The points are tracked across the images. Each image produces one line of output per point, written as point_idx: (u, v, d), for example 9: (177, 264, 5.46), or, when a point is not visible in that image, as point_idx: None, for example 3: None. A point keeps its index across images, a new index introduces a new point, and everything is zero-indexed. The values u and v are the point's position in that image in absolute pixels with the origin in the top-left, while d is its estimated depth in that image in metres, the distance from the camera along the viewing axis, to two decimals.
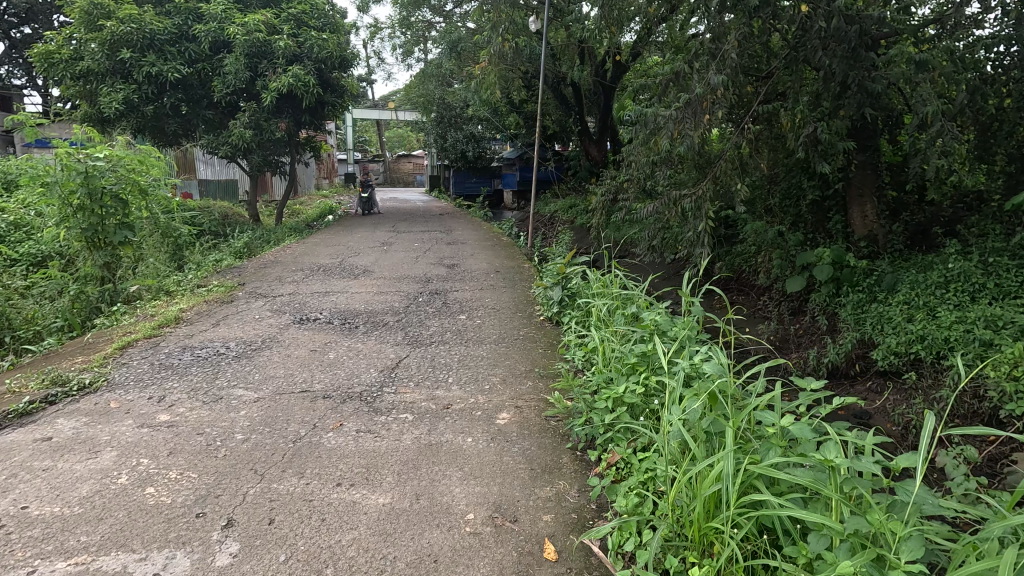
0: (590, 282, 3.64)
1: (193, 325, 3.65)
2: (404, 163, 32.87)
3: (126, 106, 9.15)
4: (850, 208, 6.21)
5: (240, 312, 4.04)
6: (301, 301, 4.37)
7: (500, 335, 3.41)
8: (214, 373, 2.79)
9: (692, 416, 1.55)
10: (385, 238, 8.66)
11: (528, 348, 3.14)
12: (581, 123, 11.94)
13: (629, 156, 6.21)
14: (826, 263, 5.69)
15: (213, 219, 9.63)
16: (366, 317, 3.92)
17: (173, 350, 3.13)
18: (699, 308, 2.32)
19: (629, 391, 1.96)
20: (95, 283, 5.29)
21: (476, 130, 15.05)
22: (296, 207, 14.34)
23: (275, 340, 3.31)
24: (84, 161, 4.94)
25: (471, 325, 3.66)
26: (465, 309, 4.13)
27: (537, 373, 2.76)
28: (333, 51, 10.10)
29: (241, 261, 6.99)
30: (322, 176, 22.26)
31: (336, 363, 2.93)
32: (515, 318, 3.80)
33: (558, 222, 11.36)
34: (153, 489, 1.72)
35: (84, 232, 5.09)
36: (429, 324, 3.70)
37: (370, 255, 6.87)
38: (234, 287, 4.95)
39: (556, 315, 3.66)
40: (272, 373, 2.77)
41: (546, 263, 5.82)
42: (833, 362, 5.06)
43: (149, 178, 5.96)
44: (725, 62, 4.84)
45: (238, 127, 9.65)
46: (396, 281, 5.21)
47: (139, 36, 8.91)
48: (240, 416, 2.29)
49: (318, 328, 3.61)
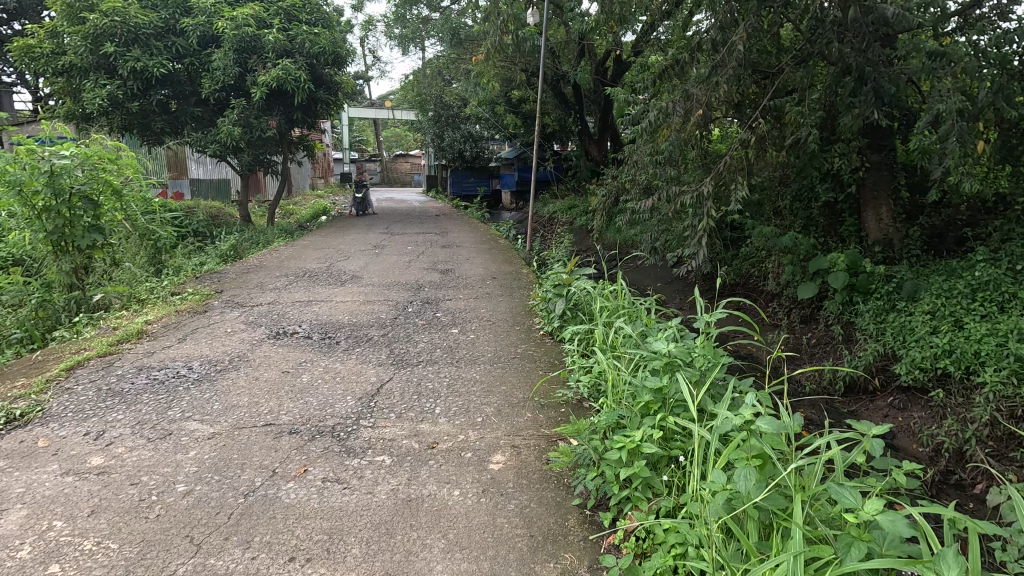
0: (594, 293, 3.31)
1: (157, 341, 3.30)
2: (401, 163, 32.35)
3: (110, 102, 8.79)
4: (864, 211, 5.86)
5: (213, 325, 3.69)
6: (280, 312, 4.03)
7: (497, 354, 3.07)
8: (167, 399, 2.44)
9: (745, 487, 1.19)
10: (378, 240, 8.31)
11: (527, 371, 2.80)
12: (581, 122, 11.63)
13: (632, 154, 5.88)
14: (841, 269, 5.34)
15: (200, 220, 9.27)
16: (349, 330, 3.57)
17: (129, 371, 2.79)
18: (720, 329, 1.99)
19: (648, 441, 1.60)
20: (62, 290, 4.94)
21: (473, 129, 14.71)
22: (289, 207, 13.94)
23: (243, 359, 2.97)
24: (49, 159, 4.57)
25: (465, 342, 3.31)
26: (459, 322, 3.79)
27: (538, 402, 2.41)
28: (325, 46, 9.75)
29: (225, 264, 6.64)
30: (318, 175, 21.82)
31: (309, 388, 2.59)
32: (512, 333, 3.46)
33: (558, 224, 11.02)
34: (59, 568, 1.40)
35: (49, 235, 4.74)
36: (418, 339, 3.35)
37: (359, 259, 6.53)
38: (210, 295, 4.60)
39: (558, 330, 3.33)
40: (235, 402, 2.42)
41: (545, 269, 5.49)
42: (851, 375, 4.72)
43: (123, 178, 5.59)
44: (735, 56, 4.56)
45: (227, 124, 9.30)
46: (386, 288, 4.86)
47: (122, 29, 8.53)
48: (189, 458, 1.95)
49: (295, 344, 3.27)
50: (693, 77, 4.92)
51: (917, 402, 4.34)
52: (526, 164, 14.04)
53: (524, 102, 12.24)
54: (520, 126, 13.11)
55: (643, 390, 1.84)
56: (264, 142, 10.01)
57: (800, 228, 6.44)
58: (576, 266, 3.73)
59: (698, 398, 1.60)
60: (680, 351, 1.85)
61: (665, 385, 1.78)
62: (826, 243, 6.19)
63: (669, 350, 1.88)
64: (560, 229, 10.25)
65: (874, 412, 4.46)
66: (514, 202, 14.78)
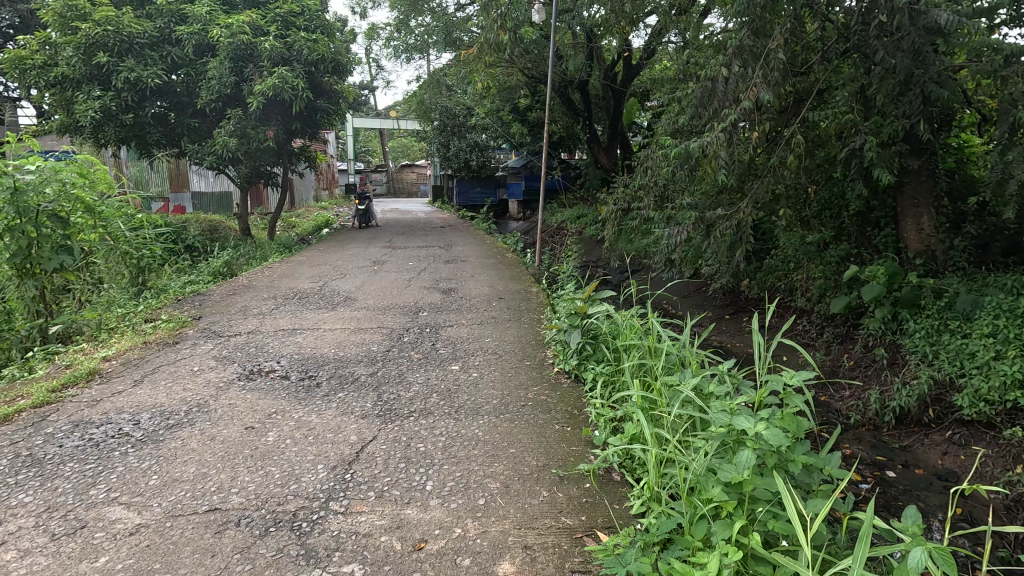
0: (617, 325, 2.81)
1: (108, 384, 2.83)
2: (407, 172, 32.04)
3: (104, 114, 8.45)
4: (903, 220, 5.26)
5: (180, 361, 3.22)
6: (259, 344, 3.56)
7: (505, 400, 2.59)
8: (94, 472, 1.96)
9: None
10: (379, 255, 7.89)
11: (541, 426, 2.32)
12: (590, 130, 11.18)
13: (648, 160, 5.41)
14: (880, 283, 4.78)
15: (195, 234, 8.89)
16: (334, 367, 3.11)
17: (61, 428, 2.32)
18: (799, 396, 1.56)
19: (727, 574, 1.20)
20: (28, 319, 4.50)
21: (479, 137, 14.27)
22: (291, 219, 13.61)
23: (203, 409, 2.50)
24: (12, 174, 4.15)
25: (468, 383, 2.82)
26: (461, 356, 3.29)
27: (556, 474, 1.93)
28: (324, 53, 9.36)
29: (213, 284, 6.20)
30: (322, 185, 21.52)
31: (274, 452, 2.10)
32: (522, 371, 2.97)
33: (567, 234, 10.58)
34: None
35: (12, 258, 4.26)
36: (412, 381, 2.86)
37: (356, 277, 6.09)
38: (186, 322, 4.14)
39: (576, 369, 2.84)
40: (178, 475, 1.94)
41: (556, 289, 5.04)
42: (903, 406, 4.15)
43: (96, 195, 5.13)
44: (771, 62, 4.03)
45: (223, 135, 8.92)
46: (381, 312, 4.41)
47: (116, 39, 8.18)
48: (96, 569, 1.48)
49: (267, 388, 2.80)
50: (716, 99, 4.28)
51: (981, 438, 3.77)
52: (534, 173, 13.63)
53: (531, 111, 11.85)
54: (526, 134, 12.70)
55: (713, 483, 1.43)
56: (263, 153, 9.65)
57: (831, 237, 5.79)
58: (593, 289, 3.20)
59: (808, 527, 1.20)
60: (772, 435, 1.39)
61: (745, 479, 1.35)
62: (860, 254, 5.57)
63: (749, 432, 1.42)
64: (569, 241, 9.80)
65: (927, 448, 3.92)
66: (521, 211, 14.30)
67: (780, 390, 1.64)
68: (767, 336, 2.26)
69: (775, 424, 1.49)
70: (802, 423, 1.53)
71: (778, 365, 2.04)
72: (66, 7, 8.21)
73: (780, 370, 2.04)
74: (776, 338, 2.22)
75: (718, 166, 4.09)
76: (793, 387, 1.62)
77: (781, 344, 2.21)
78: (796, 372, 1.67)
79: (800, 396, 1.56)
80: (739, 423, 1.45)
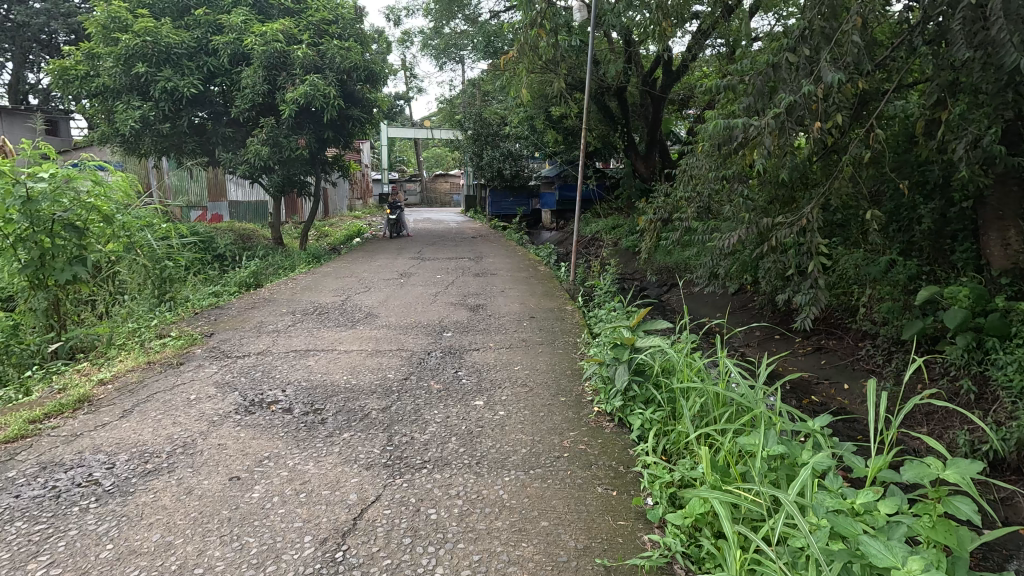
0: (669, 362, 2.35)
1: (95, 415, 2.54)
2: (441, 181, 31.98)
3: (142, 124, 8.46)
4: (985, 234, 4.49)
5: (181, 386, 2.94)
6: (268, 367, 3.26)
7: (536, 450, 2.18)
8: (41, 537, 1.63)
9: None
10: (406, 266, 7.62)
11: (581, 490, 1.89)
12: (628, 138, 10.71)
13: (692, 167, 4.96)
14: (965, 308, 4.12)
15: (228, 243, 8.86)
16: (344, 398, 2.77)
17: (26, 471, 2.02)
18: (967, 504, 1.23)
19: None
20: (40, 332, 4.31)
21: (513, 147, 13.95)
22: (324, 228, 13.60)
23: (187, 451, 2.17)
24: (23, 183, 3.89)
25: (493, 425, 2.41)
26: (486, 388, 2.89)
27: (600, 566, 1.52)
28: (356, 62, 9.21)
29: (236, 295, 5.99)
30: (356, 195, 21.55)
31: (255, 515, 1.74)
32: (557, 411, 2.55)
33: (602, 246, 10.17)
34: None
35: (24, 270, 4.06)
36: (429, 420, 2.47)
37: (380, 290, 5.80)
38: (198, 339, 3.89)
39: (621, 412, 2.40)
40: (135, 547, 1.59)
41: (593, 308, 4.64)
42: (998, 451, 3.51)
43: (115, 205, 4.91)
44: (845, 48, 3.48)
45: (255, 144, 8.83)
46: (403, 331, 4.08)
47: (154, 50, 8.16)
48: None
49: (266, 424, 2.46)
50: (781, 87, 3.69)
51: None
52: (568, 182, 13.23)
53: (566, 120, 11.48)
54: (561, 142, 12.32)
55: None
56: (297, 163, 9.52)
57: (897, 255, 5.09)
58: (642, 316, 2.73)
59: None
60: None
61: None
62: (931, 274, 4.79)
63: None
64: (605, 253, 9.37)
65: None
66: (555, 221, 13.92)
67: (930, 484, 1.34)
68: (880, 397, 1.85)
69: (920, 558, 1.12)
70: (964, 536, 1.22)
71: (893, 434, 1.68)
72: (109, 19, 8.25)
73: (895, 447, 1.64)
74: (903, 406, 1.79)
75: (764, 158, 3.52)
76: (950, 485, 1.31)
77: (907, 412, 1.79)
78: (955, 464, 1.37)
79: (963, 502, 1.24)
80: (873, 559, 1.12)
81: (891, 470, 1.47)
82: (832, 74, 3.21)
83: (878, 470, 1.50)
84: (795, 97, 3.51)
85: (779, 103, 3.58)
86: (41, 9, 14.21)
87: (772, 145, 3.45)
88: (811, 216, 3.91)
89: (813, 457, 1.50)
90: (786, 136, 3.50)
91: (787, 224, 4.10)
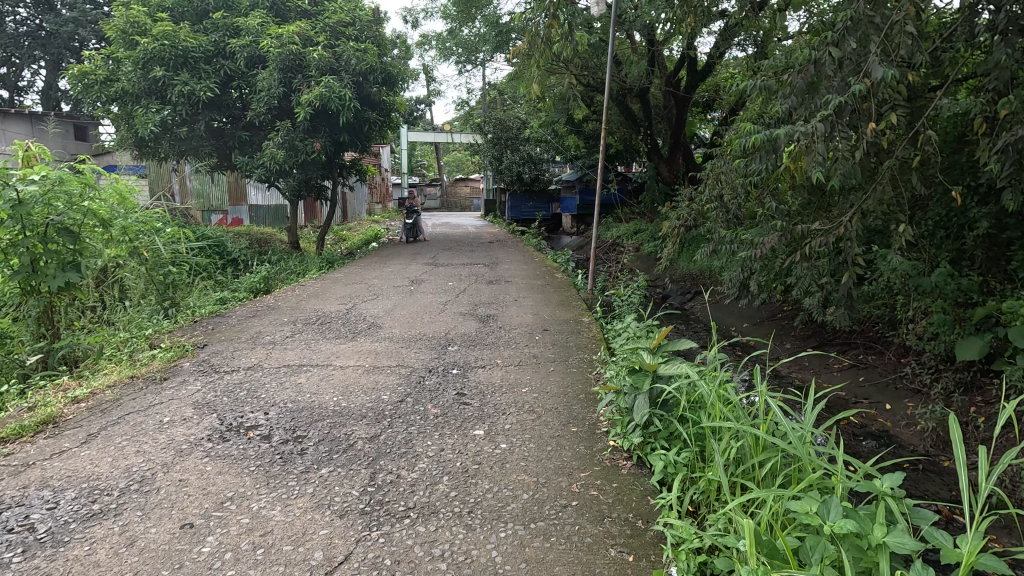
0: (698, 395, 2.00)
1: (56, 440, 2.31)
2: (461, 186, 31.93)
3: (160, 128, 8.38)
4: None
5: (158, 406, 2.69)
6: (256, 385, 3.01)
7: (539, 496, 1.86)
8: None
9: None
10: (419, 273, 7.35)
11: (590, 555, 1.56)
12: (650, 141, 10.31)
13: (719, 169, 4.59)
14: None
15: (242, 247, 8.76)
16: (331, 424, 2.48)
17: None
18: None
19: None
20: (32, 341, 4.13)
21: (534, 150, 13.62)
22: (342, 232, 13.48)
23: (142, 489, 1.91)
24: (13, 186, 3.72)
25: (493, 462, 2.09)
26: (490, 415, 2.58)
27: None
28: (373, 64, 8.97)
29: (242, 302, 5.80)
30: (375, 199, 21.51)
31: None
32: (567, 447, 2.21)
33: (623, 253, 9.78)
34: None
35: (14, 276, 3.86)
36: (421, 454, 2.18)
37: (389, 299, 5.54)
38: (191, 352, 3.66)
39: (641, 451, 2.07)
40: None
41: (611, 321, 4.30)
42: None
43: (111, 208, 4.70)
44: (897, 39, 3.06)
45: (271, 147, 8.67)
46: (407, 345, 3.80)
47: (172, 54, 8.03)
48: None
49: (239, 454, 2.19)
50: (822, 86, 3.29)
51: None
52: (589, 186, 12.87)
53: (587, 122, 11.12)
54: (582, 146, 11.97)
55: None
56: (312, 166, 9.35)
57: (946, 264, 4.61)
58: (666, 336, 2.37)
59: None
60: None
61: None
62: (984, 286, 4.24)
63: None
64: (626, 259, 9.00)
65: None
66: (575, 226, 13.56)
67: None
68: (967, 448, 1.49)
69: None
70: None
71: (987, 504, 1.34)
72: (127, 23, 8.18)
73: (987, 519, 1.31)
74: (996, 465, 1.43)
75: (810, 164, 3.12)
76: None
77: (998, 470, 1.45)
78: None
79: None
80: None
81: (992, 556, 1.15)
82: (881, 68, 2.81)
83: (976, 555, 1.17)
84: (840, 95, 3.12)
85: (821, 103, 3.19)
86: (69, 17, 14.42)
87: (816, 149, 3.05)
88: (847, 223, 3.52)
89: (889, 537, 1.17)
90: (833, 139, 3.10)
91: (822, 231, 3.72)
